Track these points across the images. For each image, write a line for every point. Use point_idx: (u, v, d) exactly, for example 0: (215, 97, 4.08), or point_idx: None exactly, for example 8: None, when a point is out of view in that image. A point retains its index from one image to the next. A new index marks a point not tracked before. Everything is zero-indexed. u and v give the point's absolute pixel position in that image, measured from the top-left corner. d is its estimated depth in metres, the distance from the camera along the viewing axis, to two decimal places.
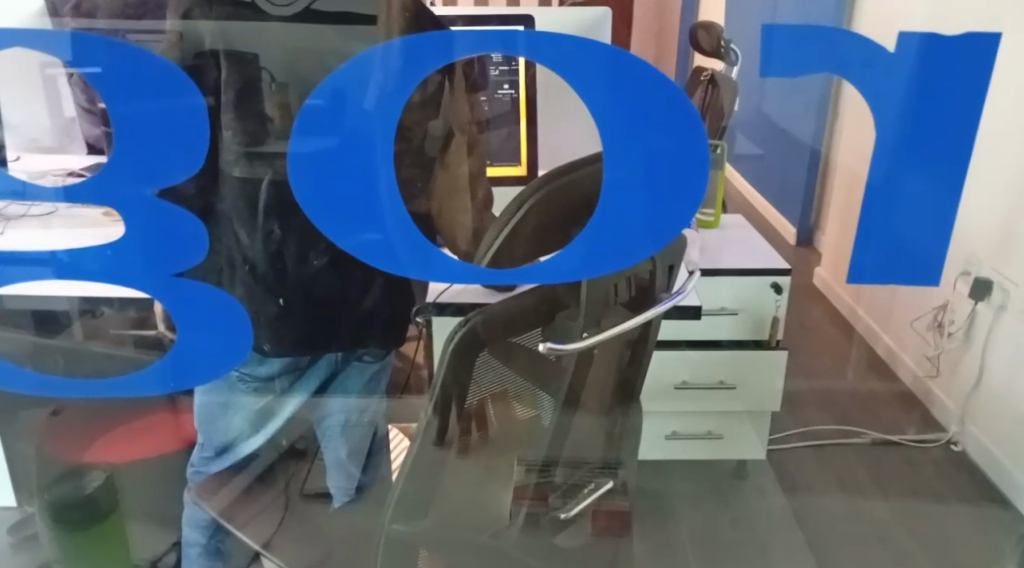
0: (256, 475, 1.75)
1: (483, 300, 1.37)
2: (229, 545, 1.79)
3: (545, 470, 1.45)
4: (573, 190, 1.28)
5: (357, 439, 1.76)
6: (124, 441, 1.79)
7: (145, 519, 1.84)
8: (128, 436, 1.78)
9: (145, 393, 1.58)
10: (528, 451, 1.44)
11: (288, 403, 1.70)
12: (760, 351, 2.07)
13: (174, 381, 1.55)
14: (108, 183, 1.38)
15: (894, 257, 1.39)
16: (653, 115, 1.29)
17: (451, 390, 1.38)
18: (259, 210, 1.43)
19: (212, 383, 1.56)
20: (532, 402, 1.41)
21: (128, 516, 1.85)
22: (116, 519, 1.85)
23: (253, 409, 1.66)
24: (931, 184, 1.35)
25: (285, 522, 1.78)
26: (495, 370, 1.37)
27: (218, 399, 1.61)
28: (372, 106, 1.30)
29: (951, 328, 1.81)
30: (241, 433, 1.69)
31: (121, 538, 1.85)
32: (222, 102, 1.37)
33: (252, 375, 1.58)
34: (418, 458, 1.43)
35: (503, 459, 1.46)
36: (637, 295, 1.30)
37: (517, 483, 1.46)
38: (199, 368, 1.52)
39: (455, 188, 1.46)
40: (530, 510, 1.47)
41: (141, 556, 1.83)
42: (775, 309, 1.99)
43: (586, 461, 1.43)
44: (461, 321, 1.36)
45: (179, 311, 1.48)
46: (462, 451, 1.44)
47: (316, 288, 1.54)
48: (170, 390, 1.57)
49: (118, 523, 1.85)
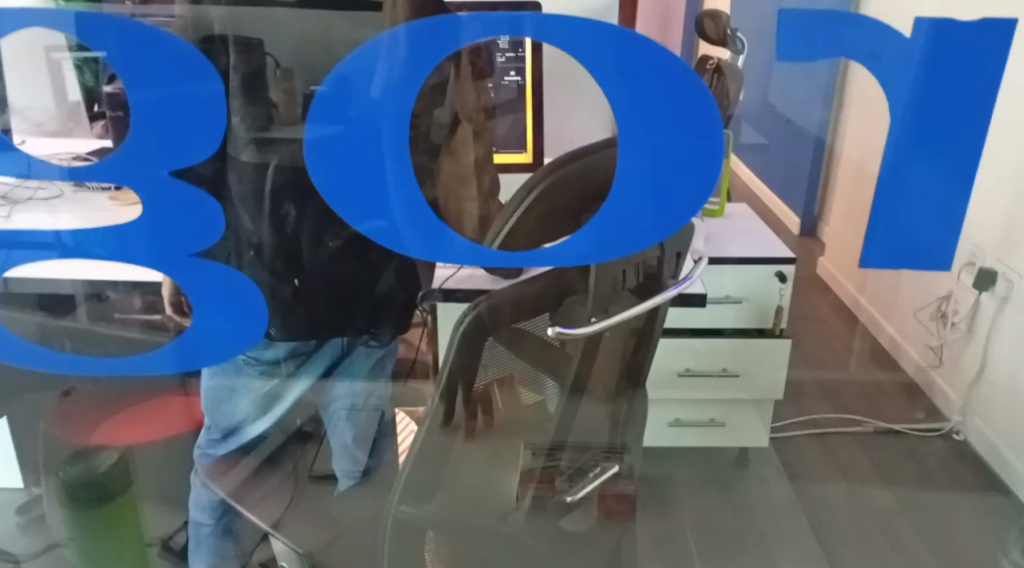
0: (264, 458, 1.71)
1: (489, 286, 1.36)
2: (239, 525, 1.72)
3: (552, 454, 1.46)
4: (588, 176, 1.33)
5: (361, 424, 1.73)
6: (142, 419, 1.80)
7: (158, 498, 1.85)
8: (145, 416, 1.78)
9: (157, 373, 1.59)
10: (535, 437, 1.44)
11: (295, 387, 1.70)
12: (766, 339, 2.10)
13: (185, 362, 1.56)
14: (123, 166, 1.38)
15: (902, 249, 1.40)
16: (664, 102, 1.29)
17: (457, 375, 1.38)
18: (266, 195, 1.44)
19: (220, 365, 1.58)
20: (537, 388, 1.38)
21: (141, 495, 1.85)
22: (129, 499, 1.84)
23: (259, 392, 1.67)
24: (940, 173, 1.36)
25: (295, 502, 1.69)
26: (502, 358, 1.35)
27: (224, 383, 1.63)
28: (381, 90, 1.31)
29: (954, 319, 1.77)
30: (248, 417, 1.69)
31: (134, 515, 1.85)
32: (232, 88, 1.36)
33: (258, 359, 1.59)
34: (425, 442, 1.44)
35: (509, 445, 1.45)
36: (644, 282, 1.33)
37: (524, 466, 1.48)
38: (209, 350, 1.54)
39: (463, 175, 1.45)
40: (536, 494, 1.50)
41: (154, 535, 1.86)
42: (780, 300, 2.03)
43: (595, 444, 1.45)
44: (473, 308, 1.35)
45: (194, 290, 1.49)
46: (469, 435, 1.43)
47: (333, 273, 1.55)
48: (184, 368, 1.58)
49: (131, 502, 1.84)
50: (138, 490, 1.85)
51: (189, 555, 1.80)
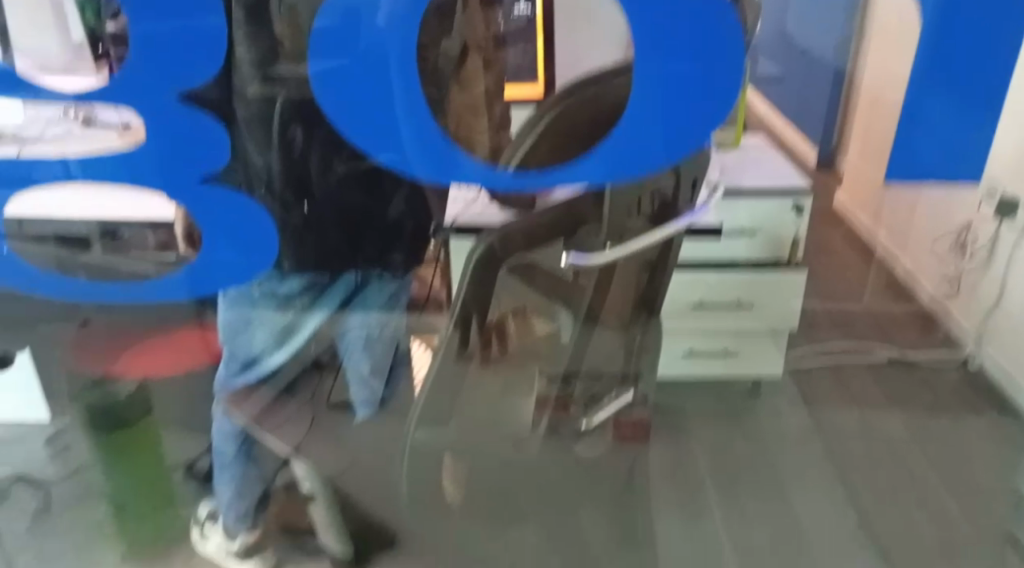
0: (281, 388, 1.72)
1: (489, 220, 1.45)
2: (259, 450, 1.79)
3: (566, 383, 1.64)
4: (600, 102, 1.31)
5: (377, 355, 1.68)
6: (163, 352, 1.78)
7: (173, 427, 1.90)
8: (167, 350, 1.77)
9: (172, 299, 1.63)
10: (549, 366, 1.63)
11: (311, 320, 1.66)
12: (780, 272, 1.91)
13: (200, 287, 1.59)
14: (129, 94, 1.37)
15: (911, 161, 1.53)
16: (681, 28, 1.23)
17: (471, 307, 1.56)
18: (273, 128, 1.39)
19: (235, 292, 1.59)
20: (550, 318, 1.59)
21: (161, 423, 1.91)
22: (150, 425, 1.92)
23: (275, 324, 1.65)
24: (955, 98, 1.43)
25: (314, 427, 1.75)
26: (517, 293, 1.55)
27: (239, 317, 1.62)
28: (386, 20, 1.26)
29: (973, 248, 1.75)
30: (265, 349, 1.67)
31: (156, 440, 1.93)
32: (233, 18, 1.30)
33: (271, 289, 1.59)
34: (441, 369, 1.63)
35: (525, 373, 1.65)
36: (658, 209, 1.41)
37: (539, 393, 1.66)
38: (223, 275, 1.56)
39: (474, 106, 1.34)
40: (552, 419, 1.67)
41: (175, 460, 1.94)
42: (795, 229, 1.81)
43: (608, 373, 1.63)
44: (477, 237, 1.47)
45: (205, 217, 1.49)
46: (483, 363, 1.63)
47: (346, 201, 1.48)
48: (198, 294, 1.61)
49: (152, 428, 1.92)
50: (157, 422, 1.91)
51: (213, 480, 1.87)
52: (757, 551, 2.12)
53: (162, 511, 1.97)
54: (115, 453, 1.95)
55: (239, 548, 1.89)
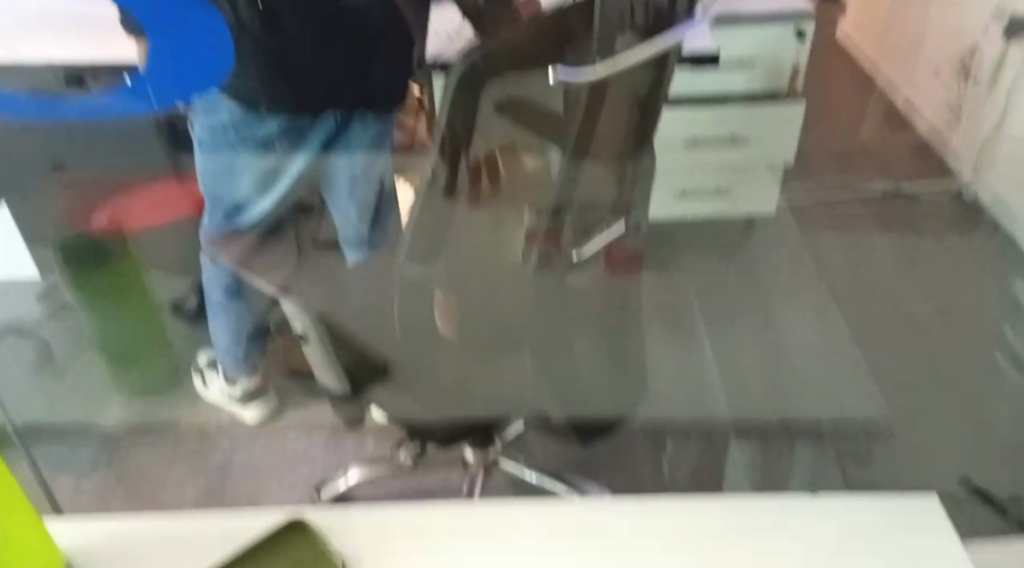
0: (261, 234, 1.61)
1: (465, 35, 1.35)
2: (248, 288, 1.67)
3: (558, 215, 1.48)
4: None
5: (367, 199, 1.56)
6: (158, 201, 1.71)
7: (160, 268, 1.82)
8: (162, 198, 1.70)
9: (131, 114, 1.43)
10: (540, 197, 1.47)
11: (294, 164, 1.55)
12: (780, 105, 1.79)
13: (157, 98, 1.38)
14: None
15: None
16: None
17: (459, 136, 1.42)
18: None
19: (205, 113, 1.41)
20: (540, 151, 1.42)
21: (146, 263, 1.83)
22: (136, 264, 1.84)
23: (256, 168, 1.53)
24: None
25: (302, 262, 1.60)
26: (503, 121, 1.39)
27: (221, 160, 1.53)
28: None
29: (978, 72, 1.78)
30: (248, 196, 1.56)
31: (141, 279, 1.85)
32: None
33: (245, 129, 1.45)
34: (427, 207, 1.49)
35: (512, 206, 1.49)
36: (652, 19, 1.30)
37: (528, 225, 1.51)
38: (180, 84, 1.36)
39: None
40: (542, 253, 1.52)
41: (161, 298, 1.87)
42: (796, 58, 1.71)
43: (597, 201, 1.46)
44: (446, 74, 1.36)
45: (144, 17, 1.24)
46: (474, 200, 1.48)
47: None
48: (156, 107, 1.40)
49: (138, 267, 1.84)
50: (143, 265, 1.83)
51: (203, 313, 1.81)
52: (745, 394, 1.83)
53: (139, 362, 1.91)
54: (98, 293, 1.83)
55: (240, 394, 1.86)
